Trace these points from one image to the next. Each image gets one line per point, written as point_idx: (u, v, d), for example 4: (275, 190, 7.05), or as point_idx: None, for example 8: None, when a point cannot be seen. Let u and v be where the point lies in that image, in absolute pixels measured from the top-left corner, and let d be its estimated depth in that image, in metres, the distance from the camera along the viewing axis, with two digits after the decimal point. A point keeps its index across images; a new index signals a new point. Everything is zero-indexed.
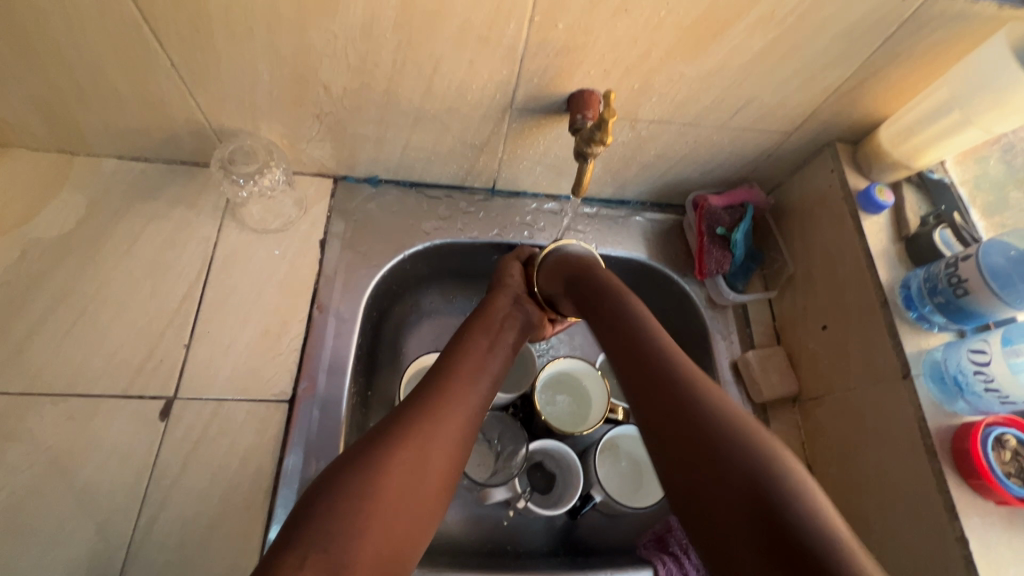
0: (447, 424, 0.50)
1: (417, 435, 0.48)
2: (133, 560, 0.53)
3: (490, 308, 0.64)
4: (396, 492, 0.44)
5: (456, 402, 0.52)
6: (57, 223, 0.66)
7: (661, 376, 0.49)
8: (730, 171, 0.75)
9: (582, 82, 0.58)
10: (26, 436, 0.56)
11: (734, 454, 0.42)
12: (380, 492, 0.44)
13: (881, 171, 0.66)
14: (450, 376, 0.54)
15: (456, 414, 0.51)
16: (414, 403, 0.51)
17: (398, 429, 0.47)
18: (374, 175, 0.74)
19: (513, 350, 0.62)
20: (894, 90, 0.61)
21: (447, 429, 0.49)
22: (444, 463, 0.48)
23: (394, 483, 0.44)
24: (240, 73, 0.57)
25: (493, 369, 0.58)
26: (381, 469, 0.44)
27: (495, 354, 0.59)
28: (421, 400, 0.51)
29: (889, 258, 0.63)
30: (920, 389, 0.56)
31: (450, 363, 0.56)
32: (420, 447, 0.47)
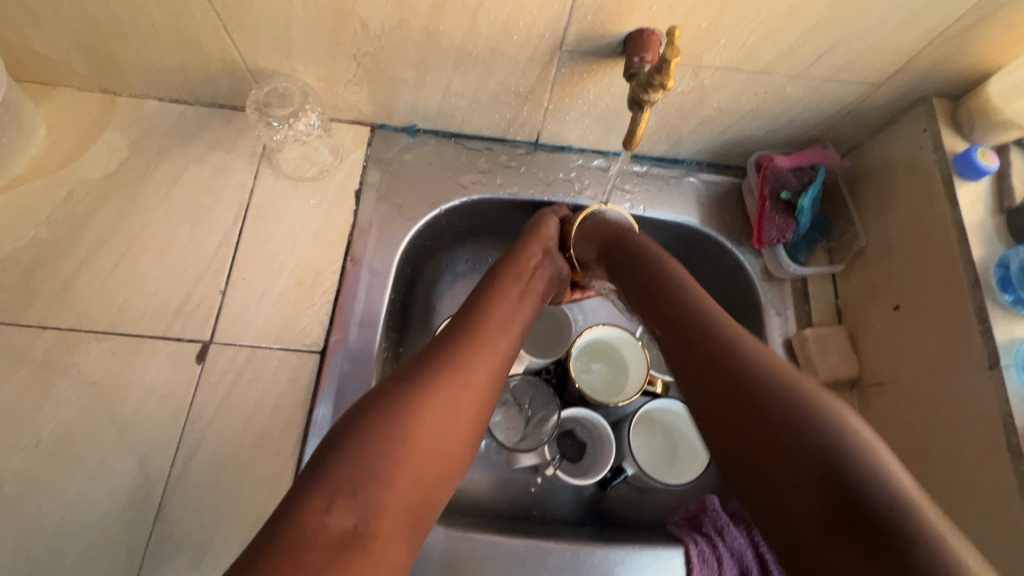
0: (473, 374, 0.47)
1: (447, 380, 0.46)
2: (171, 494, 0.54)
3: (521, 254, 0.61)
4: (422, 437, 0.42)
5: (483, 350, 0.49)
6: (101, 163, 0.66)
7: (693, 327, 0.49)
8: (803, 129, 0.67)
9: (642, 19, 0.52)
10: (73, 370, 0.58)
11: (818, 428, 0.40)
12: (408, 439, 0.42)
13: (984, 133, 0.57)
14: (478, 322, 0.52)
15: (483, 361, 0.49)
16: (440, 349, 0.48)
17: (424, 376, 0.45)
18: (412, 124, 0.71)
19: (540, 301, 0.59)
20: (1015, 35, 0.52)
21: (473, 382, 0.47)
22: (471, 414, 0.46)
23: (419, 431, 0.43)
24: (276, 8, 0.53)
25: (520, 317, 0.55)
26: (405, 414, 0.43)
27: (524, 302, 0.56)
28: (449, 347, 0.48)
29: (985, 232, 0.55)
30: (1008, 381, 0.49)
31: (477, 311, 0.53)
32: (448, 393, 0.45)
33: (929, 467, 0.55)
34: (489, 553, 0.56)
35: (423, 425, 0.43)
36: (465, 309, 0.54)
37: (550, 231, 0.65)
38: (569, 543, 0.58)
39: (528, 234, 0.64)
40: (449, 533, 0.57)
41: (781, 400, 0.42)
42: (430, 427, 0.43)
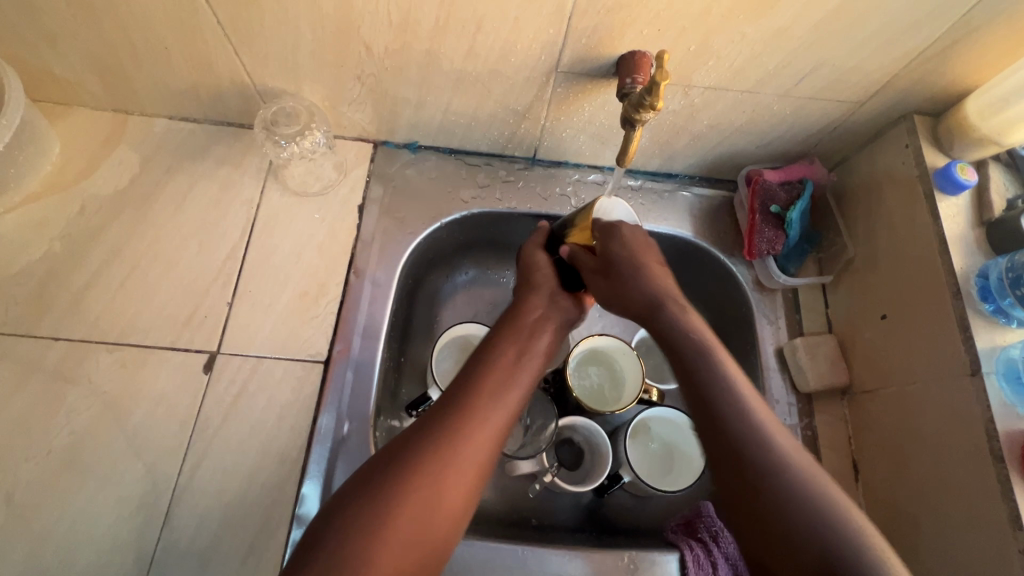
0: (477, 434, 0.47)
1: (435, 465, 0.45)
2: (178, 501, 0.56)
3: (519, 309, 0.60)
4: (420, 504, 0.43)
5: (478, 425, 0.48)
6: (113, 180, 0.68)
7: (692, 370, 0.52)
8: (791, 145, 0.69)
9: (633, 43, 0.55)
10: (84, 380, 0.59)
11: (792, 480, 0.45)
12: (408, 506, 0.43)
13: (964, 149, 0.59)
14: (485, 374, 0.52)
15: (488, 418, 0.49)
16: (445, 409, 0.49)
17: (426, 441, 0.46)
18: (414, 141, 0.73)
19: (557, 333, 0.60)
20: (989, 56, 0.54)
21: (478, 439, 0.47)
22: (460, 495, 0.45)
23: (418, 497, 0.43)
24: (284, 32, 0.56)
25: (522, 382, 0.53)
26: (406, 481, 0.44)
27: (525, 363, 0.55)
28: (440, 424, 0.47)
29: (966, 244, 0.57)
30: (990, 387, 0.51)
31: (483, 365, 0.53)
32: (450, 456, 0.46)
33: (916, 473, 0.57)
34: (488, 559, 0.58)
35: (422, 492, 0.44)
36: (462, 374, 0.53)
37: (544, 273, 0.62)
38: (566, 550, 0.59)
39: (526, 280, 0.63)
40: None
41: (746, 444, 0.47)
42: (429, 496, 0.44)
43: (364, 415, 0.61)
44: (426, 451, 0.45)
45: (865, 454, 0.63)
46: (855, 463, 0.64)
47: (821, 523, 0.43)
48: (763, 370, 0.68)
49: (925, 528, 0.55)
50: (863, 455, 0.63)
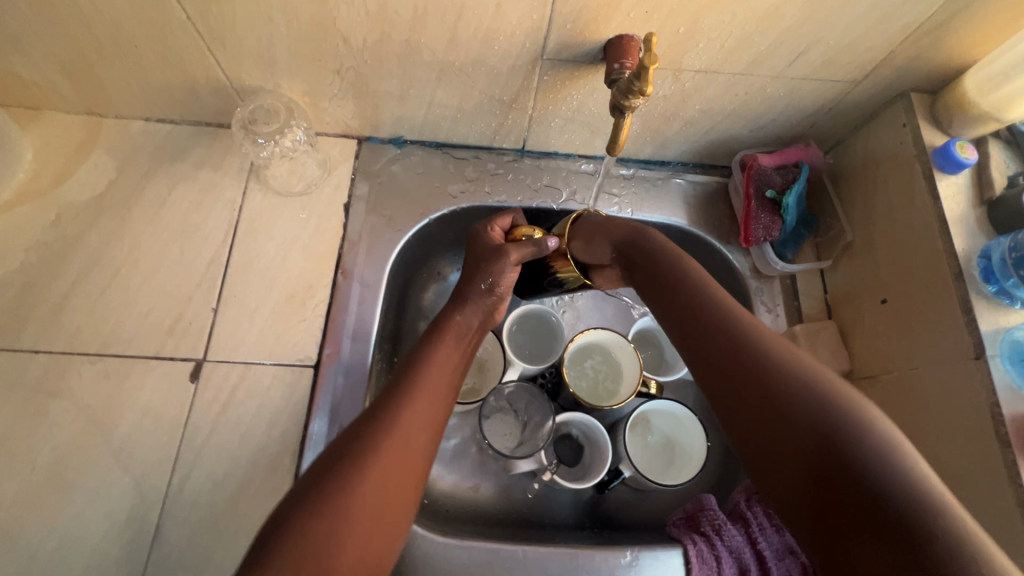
0: (411, 437, 0.46)
1: (384, 449, 0.44)
2: (168, 514, 0.54)
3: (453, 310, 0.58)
4: (364, 511, 0.41)
5: (419, 409, 0.48)
6: (89, 186, 0.66)
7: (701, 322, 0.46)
8: (786, 127, 0.67)
9: (620, 26, 0.53)
10: (67, 393, 0.58)
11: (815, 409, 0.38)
12: (354, 512, 0.40)
13: (962, 126, 0.58)
14: (415, 378, 0.50)
15: (418, 417, 0.47)
16: (382, 415, 0.46)
17: (365, 446, 0.43)
18: (399, 135, 0.71)
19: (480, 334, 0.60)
20: (986, 30, 0.53)
21: (423, 416, 0.47)
22: (410, 475, 0.44)
23: (366, 496, 0.41)
24: (257, 26, 0.54)
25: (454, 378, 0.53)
26: (349, 480, 0.41)
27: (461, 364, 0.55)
28: (383, 406, 0.47)
29: (967, 224, 0.56)
30: (995, 370, 0.50)
31: (415, 371, 0.50)
32: (390, 456, 0.44)
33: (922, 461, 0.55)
34: (489, 561, 0.57)
35: (366, 494, 0.41)
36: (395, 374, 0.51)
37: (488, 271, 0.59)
38: (568, 548, 0.58)
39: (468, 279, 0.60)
40: (448, 544, 0.57)
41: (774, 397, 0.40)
42: (373, 497, 0.41)
43: None
44: (374, 452, 0.43)
45: None
46: None
47: (865, 455, 0.34)
48: None
49: None
50: None
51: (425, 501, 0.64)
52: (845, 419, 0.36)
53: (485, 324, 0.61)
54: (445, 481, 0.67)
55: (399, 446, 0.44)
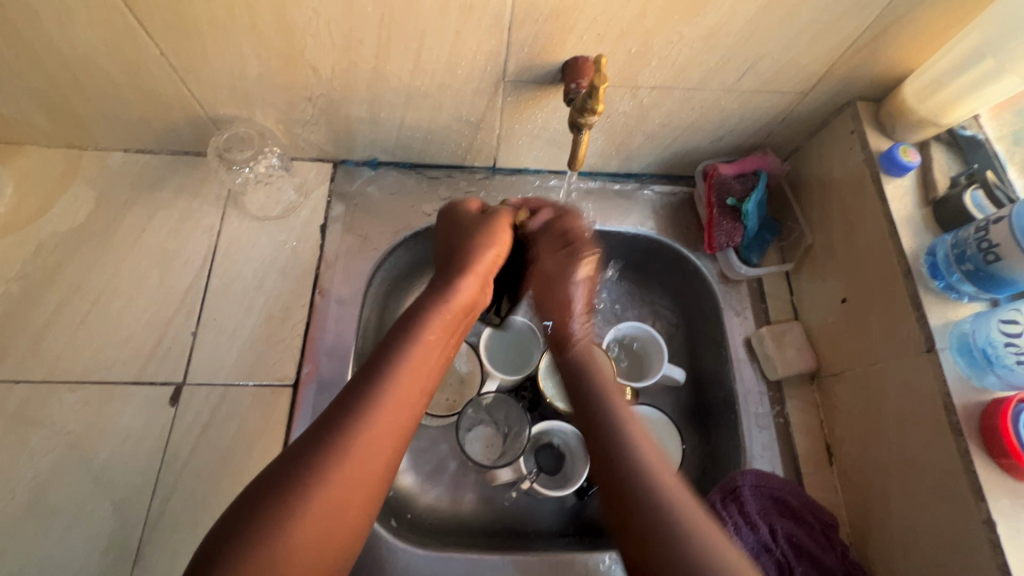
0: (370, 456, 0.43)
1: (333, 467, 0.42)
2: (149, 537, 0.55)
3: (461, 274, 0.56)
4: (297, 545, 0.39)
5: (379, 423, 0.45)
6: (69, 217, 0.67)
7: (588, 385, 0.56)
8: (743, 137, 0.70)
9: (575, 48, 0.55)
10: (47, 421, 0.58)
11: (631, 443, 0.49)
12: (291, 545, 0.39)
13: (905, 131, 0.61)
14: (398, 382, 0.47)
15: (381, 431, 0.44)
16: (337, 431, 0.43)
17: (319, 467, 0.41)
18: (373, 157, 0.73)
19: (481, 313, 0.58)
20: (919, 41, 0.56)
21: (386, 433, 0.45)
22: (366, 493, 0.43)
23: (308, 519, 0.40)
24: (228, 59, 0.56)
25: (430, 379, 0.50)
26: (290, 511, 0.40)
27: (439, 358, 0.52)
28: (339, 418, 0.44)
29: (914, 223, 0.58)
30: (945, 362, 0.52)
31: (384, 377, 0.47)
32: (342, 480, 0.42)
33: (886, 454, 0.57)
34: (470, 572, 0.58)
35: (305, 526, 0.40)
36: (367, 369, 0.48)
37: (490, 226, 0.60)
38: (547, 555, 0.59)
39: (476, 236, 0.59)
40: (427, 555, 0.58)
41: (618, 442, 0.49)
42: (316, 522, 0.40)
43: None
44: (321, 478, 0.41)
45: (838, 437, 0.63)
46: (829, 446, 0.64)
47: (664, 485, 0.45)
48: (732, 361, 0.69)
49: (897, 508, 0.55)
50: (836, 437, 0.64)
51: (409, 516, 0.65)
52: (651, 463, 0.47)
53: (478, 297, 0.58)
54: (428, 495, 0.68)
55: (349, 471, 0.42)
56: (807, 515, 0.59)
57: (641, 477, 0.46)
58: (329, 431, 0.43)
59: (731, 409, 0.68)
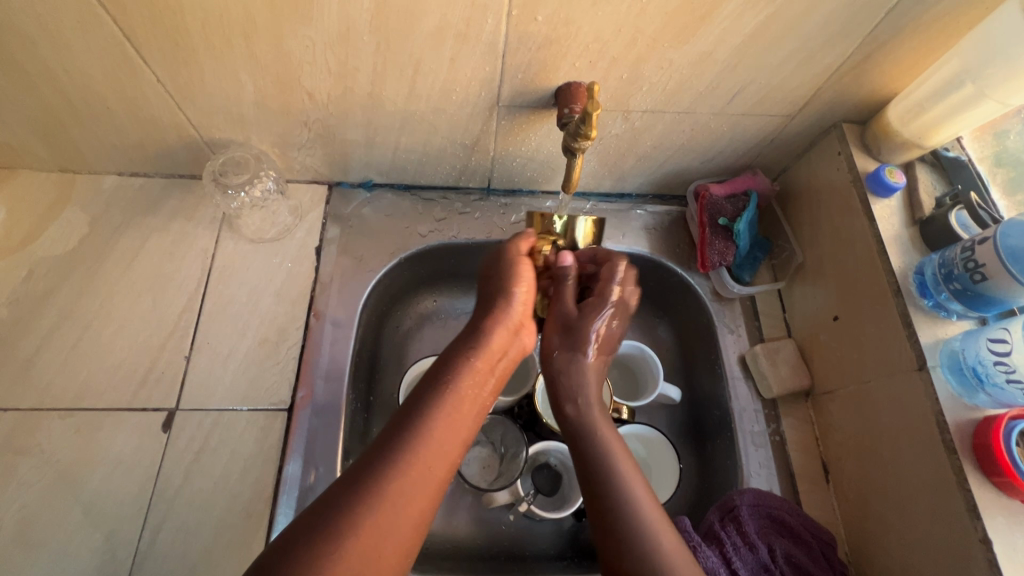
0: (406, 501, 0.44)
1: (374, 515, 0.42)
2: (139, 568, 0.54)
3: (496, 317, 0.57)
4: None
5: (418, 470, 0.45)
6: (62, 241, 0.67)
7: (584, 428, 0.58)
8: (732, 159, 0.72)
9: (568, 75, 0.57)
10: (36, 450, 0.57)
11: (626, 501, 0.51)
12: None
13: (891, 152, 0.63)
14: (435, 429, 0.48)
15: (418, 478, 0.45)
16: (372, 480, 0.44)
17: (351, 518, 0.41)
18: (368, 179, 0.74)
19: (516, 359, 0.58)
20: (901, 66, 0.57)
21: (423, 478, 0.45)
22: (399, 541, 0.43)
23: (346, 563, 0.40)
24: (225, 86, 0.57)
25: (467, 427, 0.50)
26: (326, 561, 0.39)
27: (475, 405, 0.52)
28: (378, 465, 0.44)
29: (902, 243, 0.59)
30: (937, 380, 0.52)
31: (419, 424, 0.47)
32: (375, 527, 0.42)
33: (881, 472, 0.57)
34: None
35: (342, 575, 0.39)
36: (404, 416, 0.48)
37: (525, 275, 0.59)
38: None
39: (506, 275, 0.59)
40: None
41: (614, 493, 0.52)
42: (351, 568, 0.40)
43: (331, 460, 0.60)
44: (354, 523, 0.41)
45: (834, 455, 0.63)
46: (825, 464, 0.65)
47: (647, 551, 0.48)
48: (727, 379, 0.69)
49: (892, 526, 0.56)
50: (832, 455, 0.64)
51: None
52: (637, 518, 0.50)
53: (512, 345, 0.57)
54: None
55: (385, 519, 0.42)
56: (805, 535, 0.59)
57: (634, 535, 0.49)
58: (366, 477, 0.44)
59: (727, 427, 0.68)
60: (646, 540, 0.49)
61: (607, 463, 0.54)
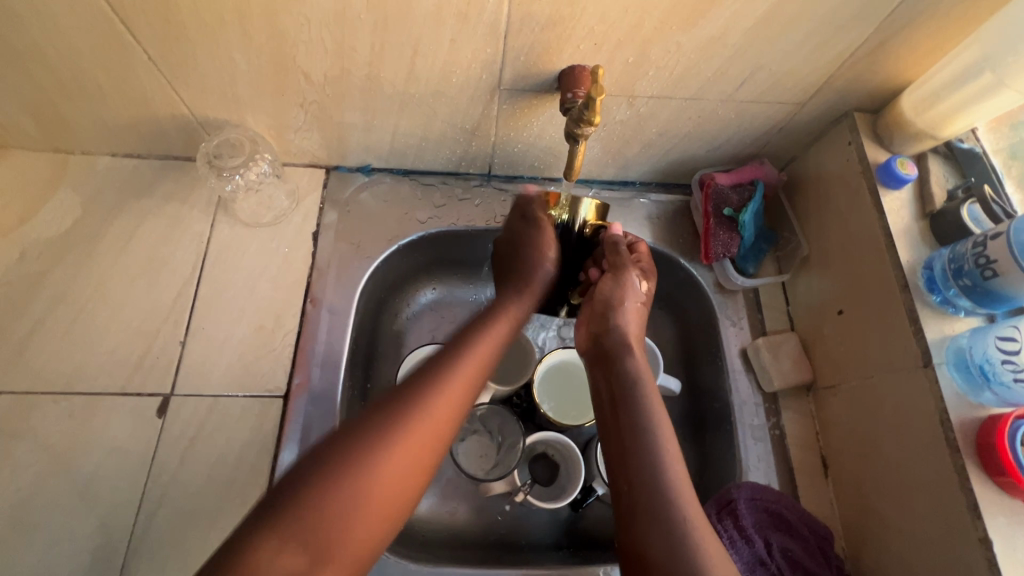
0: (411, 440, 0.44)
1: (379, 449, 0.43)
2: (134, 553, 0.54)
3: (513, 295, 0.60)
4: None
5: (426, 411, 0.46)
6: (55, 223, 0.66)
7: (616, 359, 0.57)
8: (740, 147, 0.70)
9: (572, 58, 0.55)
10: (30, 434, 0.57)
11: (647, 434, 0.50)
12: (325, 521, 0.40)
13: (903, 144, 0.61)
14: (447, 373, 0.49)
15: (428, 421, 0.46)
16: (381, 416, 0.45)
17: (357, 453, 0.42)
18: (367, 164, 0.72)
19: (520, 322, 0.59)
20: (916, 54, 0.56)
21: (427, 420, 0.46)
22: (398, 487, 0.43)
23: (343, 501, 0.41)
24: (218, 65, 0.55)
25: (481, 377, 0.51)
26: (332, 488, 0.41)
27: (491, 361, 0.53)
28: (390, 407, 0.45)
29: (910, 237, 0.58)
30: (942, 377, 0.51)
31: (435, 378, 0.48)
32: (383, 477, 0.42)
33: (882, 469, 0.57)
34: None
35: (341, 510, 0.40)
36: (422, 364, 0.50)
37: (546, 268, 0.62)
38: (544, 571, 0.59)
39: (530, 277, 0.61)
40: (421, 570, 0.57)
41: (636, 425, 0.51)
42: (344, 506, 0.41)
43: None
44: (360, 463, 0.42)
45: (833, 450, 0.63)
46: (825, 458, 0.64)
47: (661, 487, 0.47)
48: (728, 372, 0.68)
49: (890, 523, 0.55)
50: (831, 450, 0.63)
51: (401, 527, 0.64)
52: (656, 452, 0.49)
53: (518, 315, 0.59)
54: (421, 507, 0.67)
55: (389, 457, 0.43)
56: (802, 530, 0.59)
57: (653, 468, 0.48)
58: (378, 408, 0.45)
59: (726, 420, 0.68)
60: (662, 475, 0.47)
61: (636, 391, 0.53)
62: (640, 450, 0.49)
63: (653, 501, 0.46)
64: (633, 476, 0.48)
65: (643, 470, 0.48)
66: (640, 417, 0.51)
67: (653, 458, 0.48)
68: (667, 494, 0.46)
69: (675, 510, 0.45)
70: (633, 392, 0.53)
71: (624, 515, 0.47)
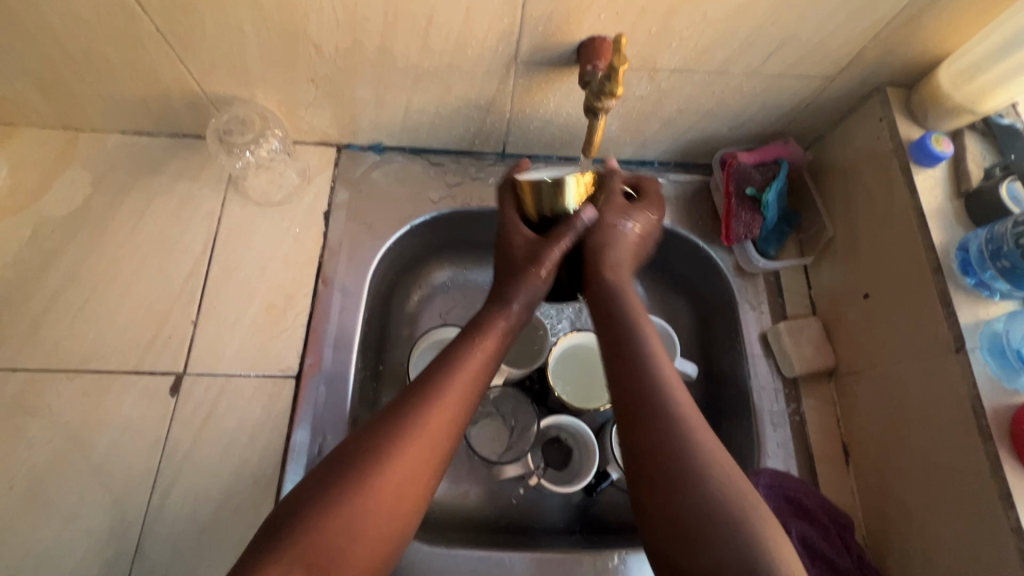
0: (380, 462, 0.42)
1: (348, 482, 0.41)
2: (149, 530, 0.54)
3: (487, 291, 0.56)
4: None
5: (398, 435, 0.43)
6: (66, 201, 0.65)
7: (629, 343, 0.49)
8: (764, 124, 0.67)
9: (592, 28, 0.53)
10: (45, 411, 0.57)
11: (677, 425, 0.43)
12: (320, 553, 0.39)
13: (937, 120, 0.58)
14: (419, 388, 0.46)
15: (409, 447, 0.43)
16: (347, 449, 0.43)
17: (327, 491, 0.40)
18: (378, 142, 0.71)
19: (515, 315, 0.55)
20: (957, 23, 0.53)
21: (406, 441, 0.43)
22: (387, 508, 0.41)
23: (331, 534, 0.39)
24: (228, 37, 0.54)
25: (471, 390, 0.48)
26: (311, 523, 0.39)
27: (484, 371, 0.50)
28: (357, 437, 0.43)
29: (944, 217, 0.56)
30: (975, 363, 0.49)
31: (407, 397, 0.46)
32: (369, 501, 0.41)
33: (908, 456, 0.55)
34: (477, 568, 0.57)
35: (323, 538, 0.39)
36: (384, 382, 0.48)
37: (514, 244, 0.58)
38: (558, 553, 0.59)
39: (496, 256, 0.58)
40: (435, 552, 0.57)
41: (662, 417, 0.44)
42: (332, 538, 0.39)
43: (339, 429, 0.59)
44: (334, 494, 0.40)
45: (855, 437, 0.61)
46: (846, 445, 0.63)
47: (700, 482, 0.40)
48: (748, 357, 0.66)
49: (916, 512, 0.54)
50: (853, 437, 0.62)
51: None
52: (687, 442, 0.42)
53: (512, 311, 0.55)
54: (433, 489, 0.67)
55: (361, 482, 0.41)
56: (822, 517, 0.57)
57: (688, 464, 0.41)
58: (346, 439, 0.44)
59: (744, 406, 0.66)
60: (701, 471, 0.41)
61: (656, 376, 0.46)
62: (669, 447, 0.42)
63: (694, 503, 0.39)
64: (666, 477, 0.41)
65: (677, 468, 0.41)
66: (664, 406, 0.44)
67: (686, 454, 0.41)
68: (709, 491, 0.40)
69: (723, 514, 0.39)
70: (651, 381, 0.46)
71: (666, 529, 0.40)
